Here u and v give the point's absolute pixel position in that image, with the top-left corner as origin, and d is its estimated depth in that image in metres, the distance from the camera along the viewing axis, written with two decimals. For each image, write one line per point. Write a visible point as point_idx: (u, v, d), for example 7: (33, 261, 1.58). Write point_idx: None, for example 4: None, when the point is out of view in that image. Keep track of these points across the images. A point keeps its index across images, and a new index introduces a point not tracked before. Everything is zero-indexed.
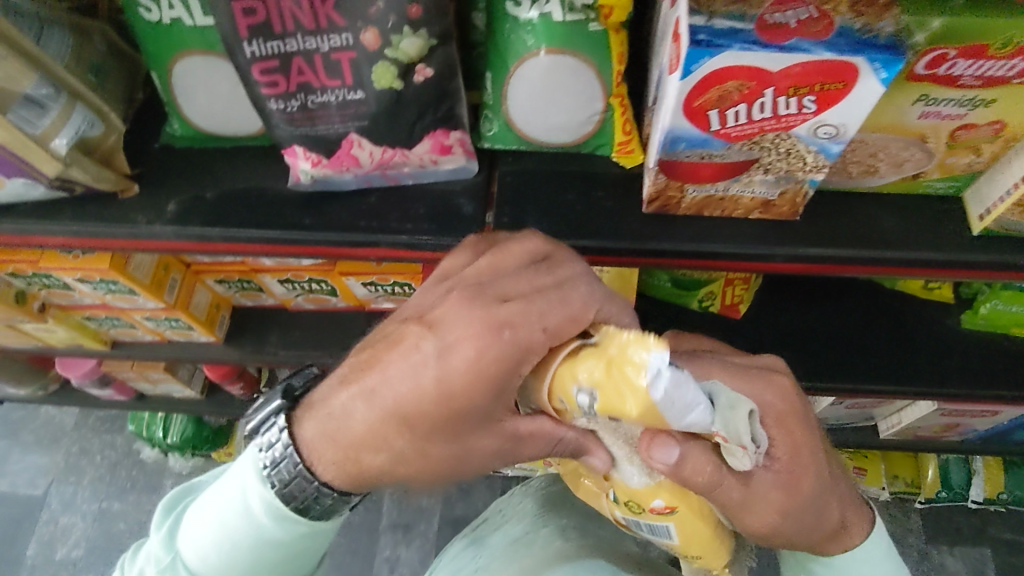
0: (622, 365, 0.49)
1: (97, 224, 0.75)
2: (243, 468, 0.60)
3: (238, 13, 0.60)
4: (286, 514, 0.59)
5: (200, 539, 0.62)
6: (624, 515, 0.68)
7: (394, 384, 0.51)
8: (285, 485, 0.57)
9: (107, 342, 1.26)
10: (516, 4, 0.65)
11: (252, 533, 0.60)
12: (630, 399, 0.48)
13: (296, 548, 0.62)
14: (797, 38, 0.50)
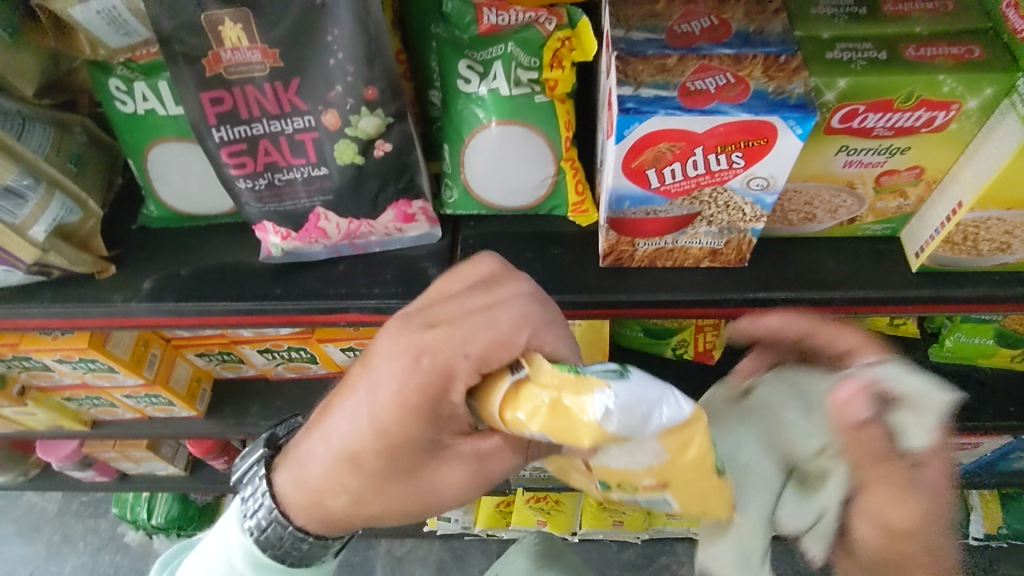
0: (572, 402, 0.47)
1: (74, 305, 0.77)
2: (226, 520, 0.62)
3: (206, 102, 0.65)
4: (265, 563, 0.60)
5: None
6: None
7: (339, 427, 0.56)
8: (261, 530, 0.59)
9: (88, 422, 1.26)
10: (467, 81, 0.70)
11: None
12: (586, 434, 0.46)
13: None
14: (717, 102, 0.54)
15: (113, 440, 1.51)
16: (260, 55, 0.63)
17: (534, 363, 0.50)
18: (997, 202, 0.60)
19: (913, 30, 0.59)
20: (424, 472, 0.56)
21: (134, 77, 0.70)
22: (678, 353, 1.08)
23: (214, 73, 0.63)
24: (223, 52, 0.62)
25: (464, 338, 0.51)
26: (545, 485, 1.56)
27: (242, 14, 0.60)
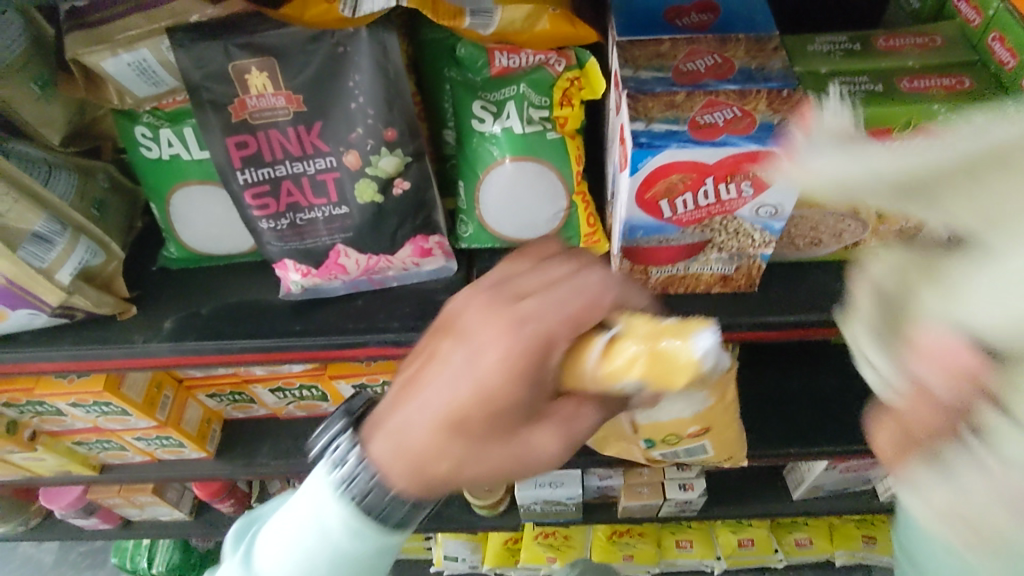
0: (671, 349, 0.49)
1: (96, 346, 0.78)
2: (313, 487, 0.57)
3: (231, 146, 0.67)
4: (364, 529, 0.56)
5: (272, 563, 0.58)
6: (661, 451, 0.89)
7: (437, 390, 0.53)
8: (361, 495, 0.55)
9: (96, 467, 1.25)
10: (481, 121, 0.73)
11: (328, 551, 0.56)
12: (686, 374, 0.49)
13: (369, 566, 0.58)
14: (727, 134, 0.57)
15: (119, 486, 1.49)
16: (284, 101, 0.65)
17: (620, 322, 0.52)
18: None
19: (907, 64, 0.63)
20: (519, 434, 0.53)
21: (160, 124, 0.73)
22: None
23: (239, 119, 0.66)
24: (248, 99, 0.65)
25: (559, 308, 0.52)
26: (556, 519, 1.55)
27: (268, 63, 0.63)
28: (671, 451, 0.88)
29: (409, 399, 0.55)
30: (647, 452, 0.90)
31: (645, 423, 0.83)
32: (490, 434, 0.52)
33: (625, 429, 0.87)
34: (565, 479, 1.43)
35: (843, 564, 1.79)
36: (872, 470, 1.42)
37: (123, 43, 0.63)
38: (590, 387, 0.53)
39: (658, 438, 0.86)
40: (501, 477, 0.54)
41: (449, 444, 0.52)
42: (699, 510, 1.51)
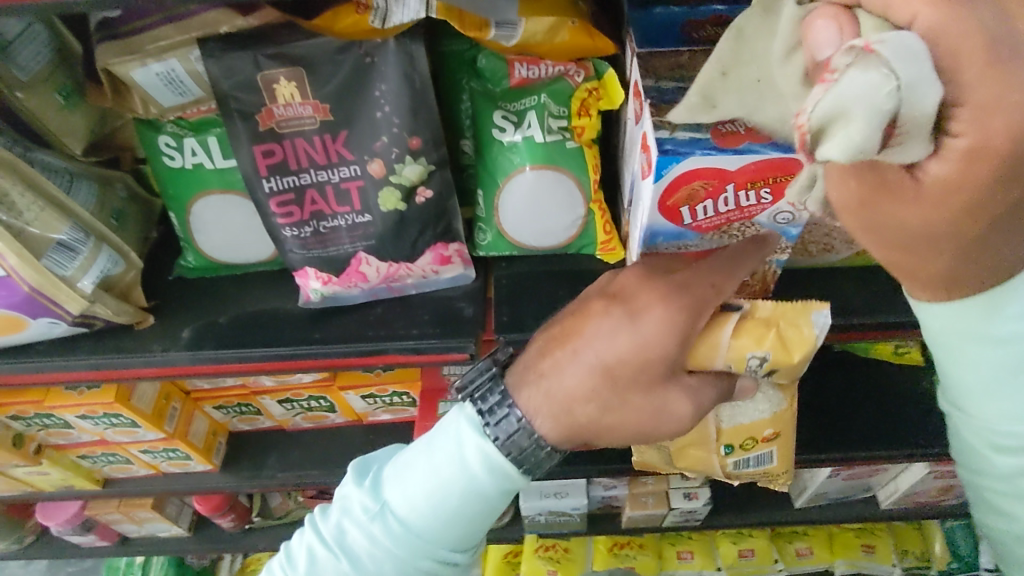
0: (791, 326, 0.65)
1: (112, 355, 0.78)
2: (459, 425, 0.63)
3: (258, 154, 0.68)
4: (504, 470, 0.62)
5: (411, 487, 0.63)
6: (736, 460, 0.82)
7: (598, 346, 0.60)
8: (509, 438, 0.60)
9: (100, 480, 1.24)
10: (501, 130, 0.74)
11: (465, 487, 0.62)
12: (802, 348, 0.65)
13: (489, 509, 0.64)
14: (749, 142, 0.59)
15: (118, 501, 1.47)
16: (311, 110, 0.66)
17: (745, 305, 0.66)
18: None
19: None
20: (666, 391, 0.61)
21: (184, 134, 0.74)
22: None
23: (266, 128, 0.67)
24: (275, 108, 0.66)
25: (713, 283, 0.63)
26: (560, 530, 1.55)
27: (297, 73, 0.64)
28: (743, 459, 0.82)
29: (568, 360, 0.61)
30: (723, 462, 0.82)
31: (724, 428, 0.79)
32: (652, 392, 0.60)
33: (710, 433, 0.79)
34: (571, 490, 1.43)
35: (844, 573, 1.80)
36: (874, 478, 1.44)
37: (153, 54, 0.64)
38: (718, 362, 0.64)
39: (736, 444, 0.80)
40: (643, 437, 0.62)
41: (609, 396, 0.60)
42: (703, 520, 1.51)
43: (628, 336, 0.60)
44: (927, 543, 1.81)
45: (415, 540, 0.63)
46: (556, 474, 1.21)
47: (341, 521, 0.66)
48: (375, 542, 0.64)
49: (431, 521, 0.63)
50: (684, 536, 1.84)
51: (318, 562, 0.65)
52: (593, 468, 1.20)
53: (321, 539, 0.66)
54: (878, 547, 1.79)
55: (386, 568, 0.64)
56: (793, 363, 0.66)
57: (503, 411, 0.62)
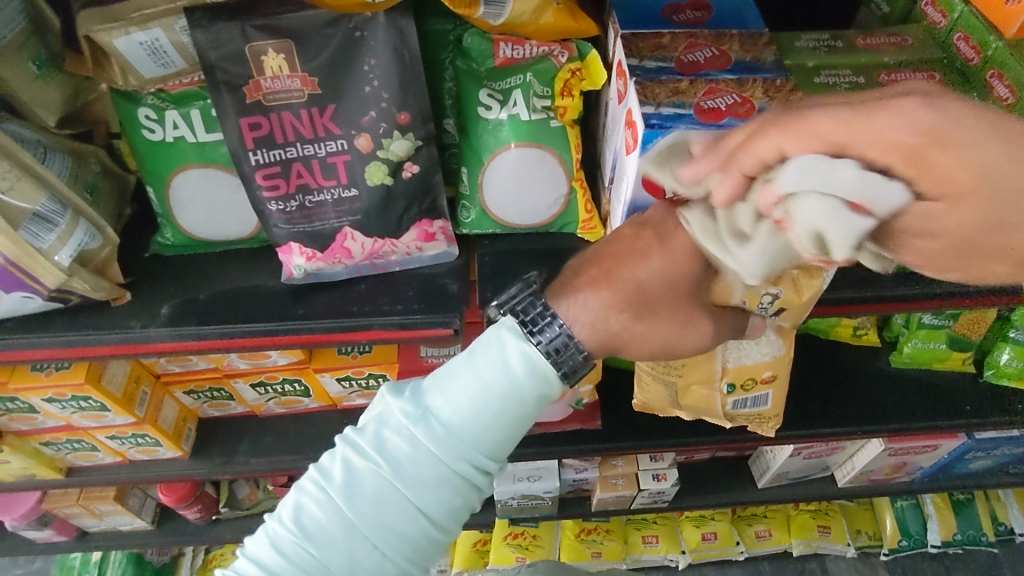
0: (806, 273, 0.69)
1: (87, 331, 0.76)
2: (500, 333, 0.58)
3: (244, 127, 0.68)
4: (547, 374, 0.57)
5: (450, 391, 0.57)
6: (734, 399, 0.88)
7: (632, 267, 0.57)
8: (551, 343, 0.56)
9: (62, 469, 1.20)
10: (487, 108, 0.76)
11: (508, 388, 0.56)
12: (811, 288, 0.70)
13: (531, 413, 0.58)
14: (730, 118, 0.61)
15: (77, 493, 1.43)
16: (299, 83, 0.66)
17: None
18: None
19: (882, 59, 0.68)
20: (692, 311, 0.59)
21: (166, 106, 0.73)
22: None
23: (253, 100, 0.67)
24: (263, 80, 0.66)
25: None
26: (531, 515, 1.58)
27: (286, 45, 0.64)
28: (742, 399, 0.88)
29: (605, 280, 0.57)
30: (723, 401, 0.88)
31: (730, 368, 0.83)
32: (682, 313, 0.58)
33: (717, 372, 0.83)
34: (543, 473, 1.45)
35: (801, 553, 1.87)
36: (831, 457, 1.51)
37: (137, 22, 0.63)
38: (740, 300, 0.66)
39: (738, 383, 0.86)
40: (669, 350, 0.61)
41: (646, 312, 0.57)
42: (671, 501, 1.56)
43: (660, 256, 0.57)
44: (879, 522, 1.90)
45: (457, 445, 0.56)
46: (531, 456, 1.23)
47: (376, 427, 0.58)
48: (416, 446, 0.56)
49: (474, 424, 0.56)
50: (650, 520, 1.89)
51: (353, 472, 0.56)
52: (567, 449, 1.22)
53: (356, 449, 0.57)
54: (834, 527, 1.88)
55: (426, 476, 0.56)
56: (800, 302, 0.71)
57: (549, 320, 0.57)
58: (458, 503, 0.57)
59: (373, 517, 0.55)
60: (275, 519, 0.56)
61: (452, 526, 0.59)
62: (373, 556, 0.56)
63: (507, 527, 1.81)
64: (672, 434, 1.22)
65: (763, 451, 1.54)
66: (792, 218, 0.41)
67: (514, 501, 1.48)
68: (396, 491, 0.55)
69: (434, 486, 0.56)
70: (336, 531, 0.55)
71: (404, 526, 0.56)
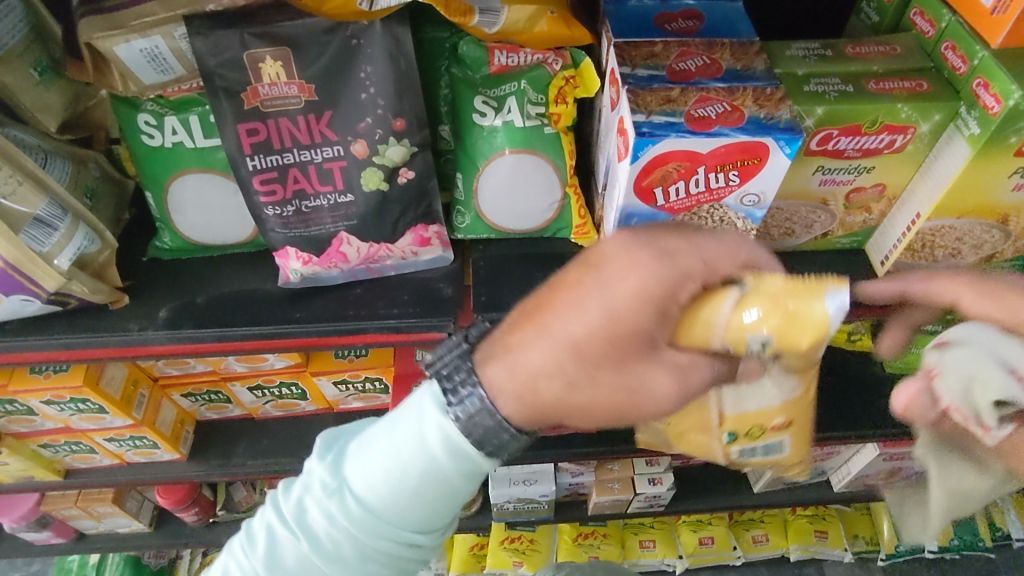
0: (802, 306, 0.49)
1: (86, 334, 0.77)
2: (422, 399, 0.52)
3: (242, 133, 0.69)
4: (469, 453, 0.50)
5: (368, 465, 0.52)
6: (740, 448, 0.79)
7: (565, 319, 0.47)
8: (469, 419, 0.49)
9: (60, 471, 1.21)
10: (482, 115, 0.77)
11: (427, 468, 0.50)
12: (814, 333, 0.49)
13: (461, 490, 0.52)
14: (719, 126, 0.63)
15: (76, 495, 1.43)
16: (296, 89, 0.67)
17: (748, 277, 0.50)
18: (951, 212, 0.70)
19: (872, 68, 0.69)
20: (647, 366, 0.48)
21: (165, 112, 0.73)
22: None
23: (251, 106, 0.68)
24: (260, 87, 0.67)
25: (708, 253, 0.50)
26: (528, 518, 1.58)
27: (283, 52, 0.65)
28: (750, 446, 0.79)
29: (535, 338, 0.48)
30: (726, 449, 0.80)
31: (728, 415, 0.75)
32: (621, 383, 0.47)
33: (713, 419, 0.76)
34: (539, 477, 1.45)
35: (798, 558, 1.87)
36: (827, 461, 1.51)
37: (137, 30, 0.64)
38: (717, 344, 0.50)
39: (741, 431, 0.76)
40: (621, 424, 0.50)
41: (571, 377, 0.47)
42: (667, 505, 1.56)
43: (597, 307, 0.46)
44: (876, 528, 1.91)
45: (376, 524, 0.51)
46: (527, 460, 1.24)
47: (296, 499, 0.54)
48: (332, 526, 0.52)
49: (390, 506, 0.51)
50: (648, 525, 1.89)
51: (275, 543, 0.53)
52: (562, 452, 1.22)
53: (279, 517, 0.53)
54: (832, 532, 1.88)
55: (346, 558, 0.52)
56: (801, 348, 0.51)
57: (468, 389, 0.49)
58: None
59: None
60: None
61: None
62: None
63: (504, 531, 1.81)
64: None
65: None
66: (943, 368, 0.50)
67: (511, 505, 1.49)
68: (317, 568, 0.52)
69: (354, 565, 0.51)
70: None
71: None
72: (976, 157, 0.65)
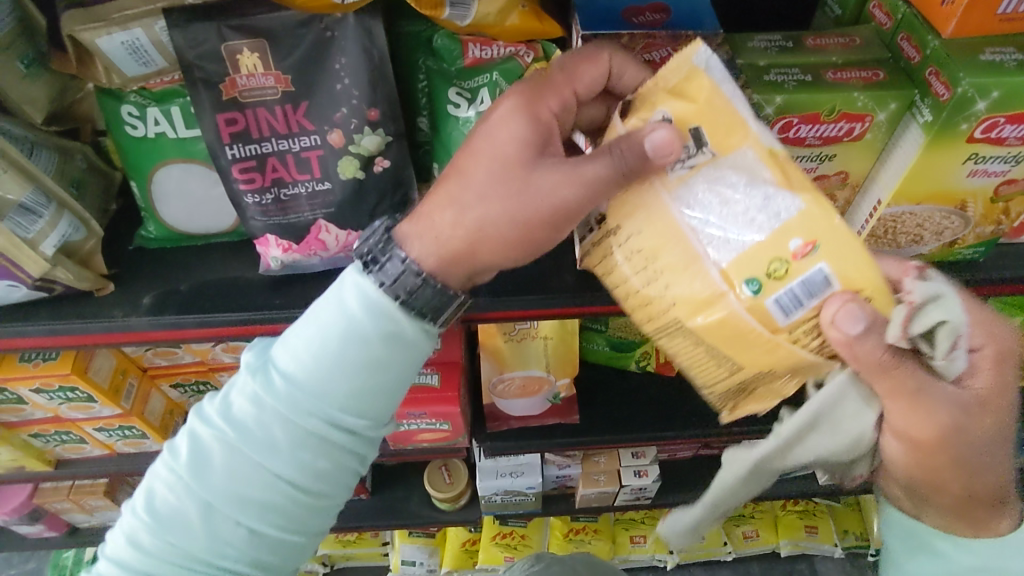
0: (682, 78, 0.59)
1: (71, 320, 0.79)
2: (338, 283, 0.62)
3: (221, 122, 0.71)
4: (386, 307, 0.60)
5: (293, 346, 0.60)
6: None
7: (458, 164, 0.61)
8: (393, 280, 0.59)
9: (51, 462, 1.23)
10: (456, 106, 0.79)
11: (347, 328, 0.59)
12: (697, 86, 0.59)
13: (380, 355, 0.60)
14: None
15: (68, 488, 1.45)
16: (273, 80, 0.70)
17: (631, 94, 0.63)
18: (909, 198, 0.72)
19: (831, 59, 0.71)
20: (532, 174, 0.59)
21: (147, 104, 0.76)
22: (641, 364, 1.28)
23: (230, 97, 0.70)
24: (238, 79, 0.69)
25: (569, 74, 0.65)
26: (516, 511, 1.60)
27: (259, 44, 0.68)
28: None
29: (438, 187, 0.62)
30: None
31: None
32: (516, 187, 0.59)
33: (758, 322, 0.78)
34: (525, 469, 1.46)
35: (789, 553, 1.89)
36: None
37: (119, 22, 0.66)
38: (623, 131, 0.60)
39: None
40: (531, 237, 0.61)
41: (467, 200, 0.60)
42: (653, 498, 1.58)
43: (479, 141, 0.61)
44: (866, 523, 1.92)
45: (301, 400, 0.59)
46: (513, 450, 1.26)
47: (226, 394, 0.62)
48: (261, 405, 0.60)
49: (314, 375, 0.59)
50: (638, 520, 1.90)
51: (205, 441, 0.60)
52: (546, 443, 1.24)
53: (206, 419, 0.61)
54: (822, 528, 1.89)
55: (275, 436, 0.60)
56: (700, 108, 0.58)
57: (386, 255, 0.60)
58: (314, 462, 0.61)
59: (226, 486, 0.59)
60: (132, 510, 0.61)
61: (321, 488, 0.62)
62: (237, 527, 0.60)
63: (496, 527, 1.82)
64: (650, 428, 1.24)
65: None
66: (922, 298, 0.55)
67: (499, 497, 1.51)
68: (246, 452, 0.59)
69: (283, 443, 0.59)
70: (189, 508, 0.59)
71: (262, 494, 0.60)
72: (931, 143, 0.67)
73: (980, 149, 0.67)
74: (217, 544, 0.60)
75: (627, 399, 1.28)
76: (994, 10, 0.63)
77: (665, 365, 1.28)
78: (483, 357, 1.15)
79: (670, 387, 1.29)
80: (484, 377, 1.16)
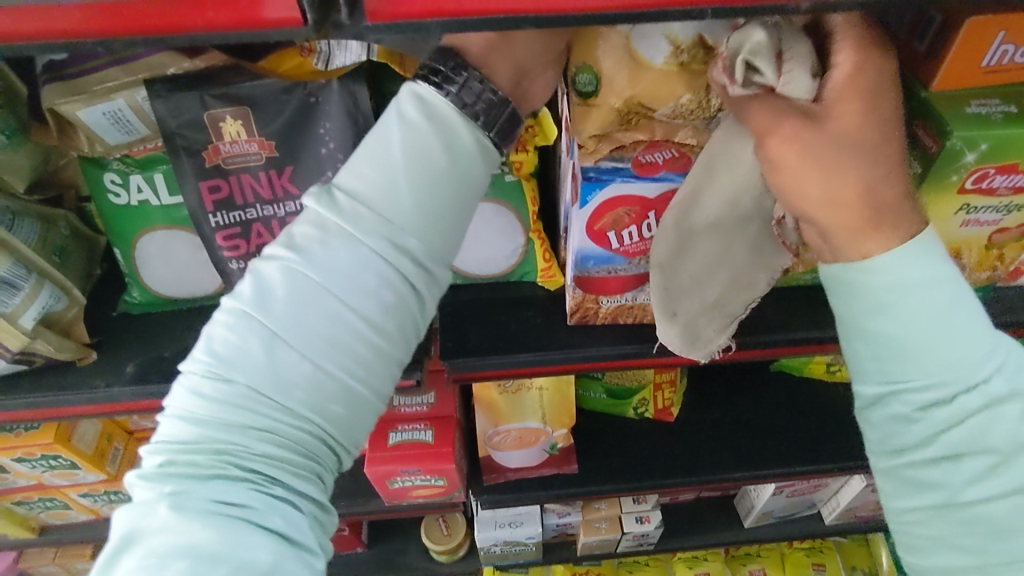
0: None
1: (51, 392, 0.77)
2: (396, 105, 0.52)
3: (204, 190, 0.71)
4: (452, 123, 0.51)
5: (358, 166, 0.51)
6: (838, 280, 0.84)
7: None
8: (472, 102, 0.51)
9: (35, 528, 1.20)
10: None
11: (409, 140, 0.50)
12: None
13: (443, 168, 0.50)
14: (665, 171, 0.67)
15: (54, 552, 1.40)
16: (257, 146, 0.69)
17: None
18: None
19: None
20: None
21: (131, 171, 0.75)
22: (639, 411, 1.26)
23: (212, 164, 0.70)
24: (221, 146, 0.69)
25: None
26: (516, 561, 1.55)
27: (242, 111, 0.67)
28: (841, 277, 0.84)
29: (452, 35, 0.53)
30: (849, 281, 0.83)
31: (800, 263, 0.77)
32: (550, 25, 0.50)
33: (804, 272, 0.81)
34: (524, 519, 1.42)
35: None
36: (816, 493, 1.50)
37: (100, 94, 0.65)
38: None
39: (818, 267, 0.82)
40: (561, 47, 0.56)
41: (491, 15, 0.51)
42: (657, 544, 1.54)
43: None
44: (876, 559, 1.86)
45: (372, 217, 0.49)
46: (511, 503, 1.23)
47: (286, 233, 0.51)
48: (326, 227, 0.49)
49: (385, 190, 0.50)
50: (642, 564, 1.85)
51: (263, 280, 0.49)
52: (544, 494, 1.21)
53: (266, 259, 0.50)
54: (831, 565, 1.84)
55: (342, 258, 0.49)
56: None
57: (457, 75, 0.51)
58: (385, 293, 0.49)
59: (291, 317, 0.48)
60: (189, 359, 0.49)
61: (392, 332, 0.51)
62: (303, 369, 0.48)
63: None
64: (650, 477, 1.21)
65: (747, 490, 1.52)
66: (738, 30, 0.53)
67: (498, 548, 1.46)
68: (310, 282, 0.48)
69: (352, 267, 0.49)
70: (250, 343, 0.48)
71: (329, 325, 0.48)
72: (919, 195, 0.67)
73: (972, 200, 0.68)
74: (280, 387, 0.48)
75: (627, 446, 1.25)
76: (978, 61, 0.61)
77: (661, 412, 1.25)
78: (478, 410, 1.12)
79: (669, 432, 1.26)
80: (480, 429, 1.14)
